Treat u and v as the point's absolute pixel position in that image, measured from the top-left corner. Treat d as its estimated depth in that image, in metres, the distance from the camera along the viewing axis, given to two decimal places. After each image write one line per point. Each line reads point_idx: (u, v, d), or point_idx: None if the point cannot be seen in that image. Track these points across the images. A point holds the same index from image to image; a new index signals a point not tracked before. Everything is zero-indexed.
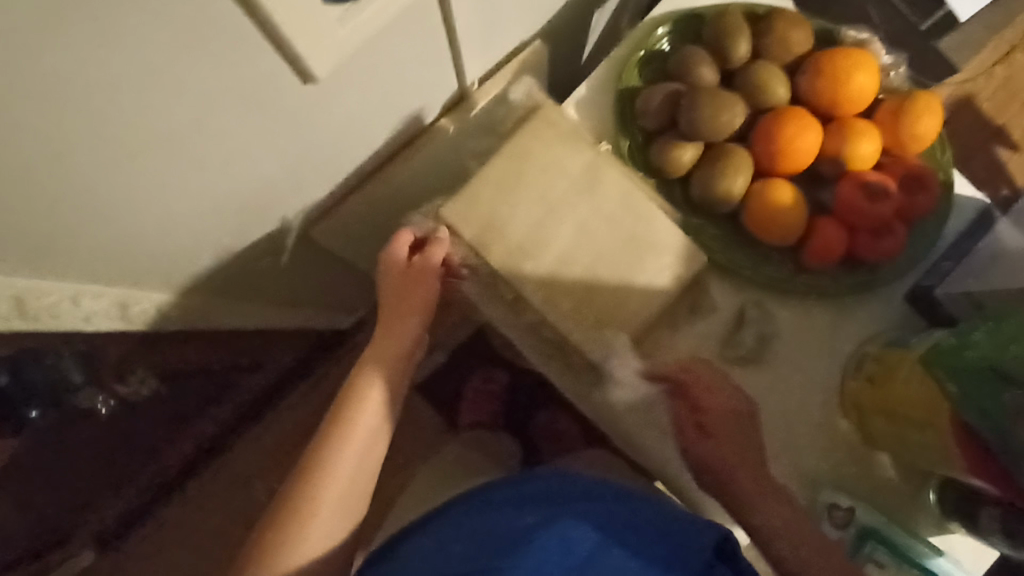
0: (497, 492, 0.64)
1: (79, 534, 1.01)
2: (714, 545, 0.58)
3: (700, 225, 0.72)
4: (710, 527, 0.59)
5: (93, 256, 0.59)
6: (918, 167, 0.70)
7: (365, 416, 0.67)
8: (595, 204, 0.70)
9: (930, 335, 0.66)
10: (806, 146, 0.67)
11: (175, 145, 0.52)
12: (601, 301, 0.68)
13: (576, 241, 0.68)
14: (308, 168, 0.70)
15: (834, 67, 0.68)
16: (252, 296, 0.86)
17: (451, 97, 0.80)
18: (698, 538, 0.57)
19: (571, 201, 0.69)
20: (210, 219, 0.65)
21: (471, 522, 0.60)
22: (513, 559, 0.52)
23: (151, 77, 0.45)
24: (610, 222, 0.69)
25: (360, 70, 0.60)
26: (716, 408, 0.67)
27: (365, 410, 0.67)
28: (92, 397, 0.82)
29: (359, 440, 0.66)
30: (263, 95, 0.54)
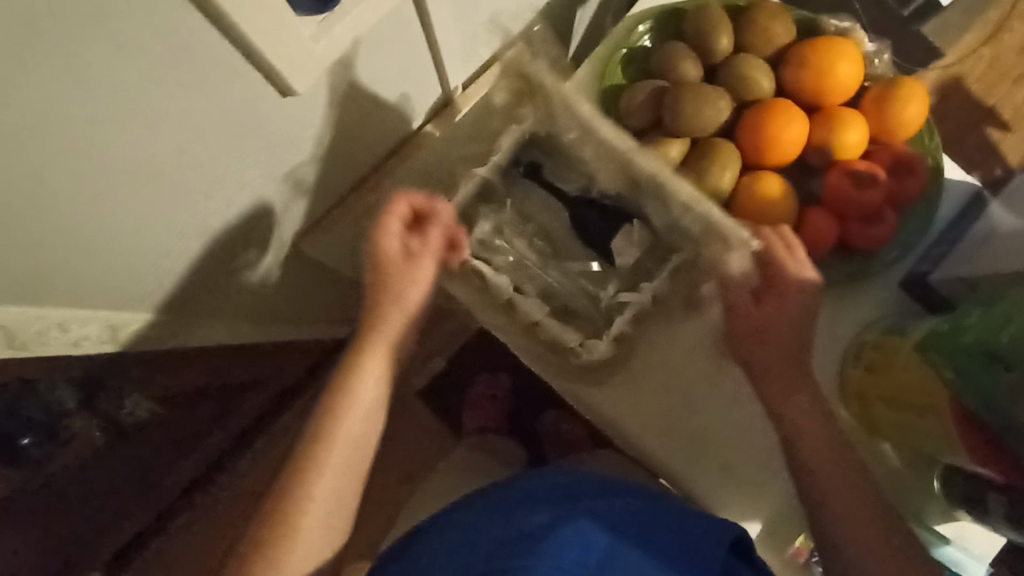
0: (500, 492, 0.60)
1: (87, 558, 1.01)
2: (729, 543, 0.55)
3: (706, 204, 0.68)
4: (725, 527, 0.56)
5: (78, 286, 0.58)
6: (906, 153, 0.70)
7: (345, 429, 0.56)
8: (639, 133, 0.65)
9: (924, 321, 0.66)
10: (792, 137, 0.67)
11: (158, 175, 0.53)
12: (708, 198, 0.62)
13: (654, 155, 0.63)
14: (293, 181, 0.70)
15: (817, 58, 0.68)
16: (250, 313, 0.86)
17: (435, 104, 0.79)
18: (711, 536, 0.55)
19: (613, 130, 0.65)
20: (198, 243, 0.65)
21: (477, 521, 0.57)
22: (531, 557, 0.48)
23: (128, 109, 0.45)
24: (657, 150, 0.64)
25: (335, 85, 0.60)
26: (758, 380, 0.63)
27: (347, 421, 0.57)
28: (86, 421, 0.83)
29: (337, 462, 0.55)
30: (244, 117, 0.54)
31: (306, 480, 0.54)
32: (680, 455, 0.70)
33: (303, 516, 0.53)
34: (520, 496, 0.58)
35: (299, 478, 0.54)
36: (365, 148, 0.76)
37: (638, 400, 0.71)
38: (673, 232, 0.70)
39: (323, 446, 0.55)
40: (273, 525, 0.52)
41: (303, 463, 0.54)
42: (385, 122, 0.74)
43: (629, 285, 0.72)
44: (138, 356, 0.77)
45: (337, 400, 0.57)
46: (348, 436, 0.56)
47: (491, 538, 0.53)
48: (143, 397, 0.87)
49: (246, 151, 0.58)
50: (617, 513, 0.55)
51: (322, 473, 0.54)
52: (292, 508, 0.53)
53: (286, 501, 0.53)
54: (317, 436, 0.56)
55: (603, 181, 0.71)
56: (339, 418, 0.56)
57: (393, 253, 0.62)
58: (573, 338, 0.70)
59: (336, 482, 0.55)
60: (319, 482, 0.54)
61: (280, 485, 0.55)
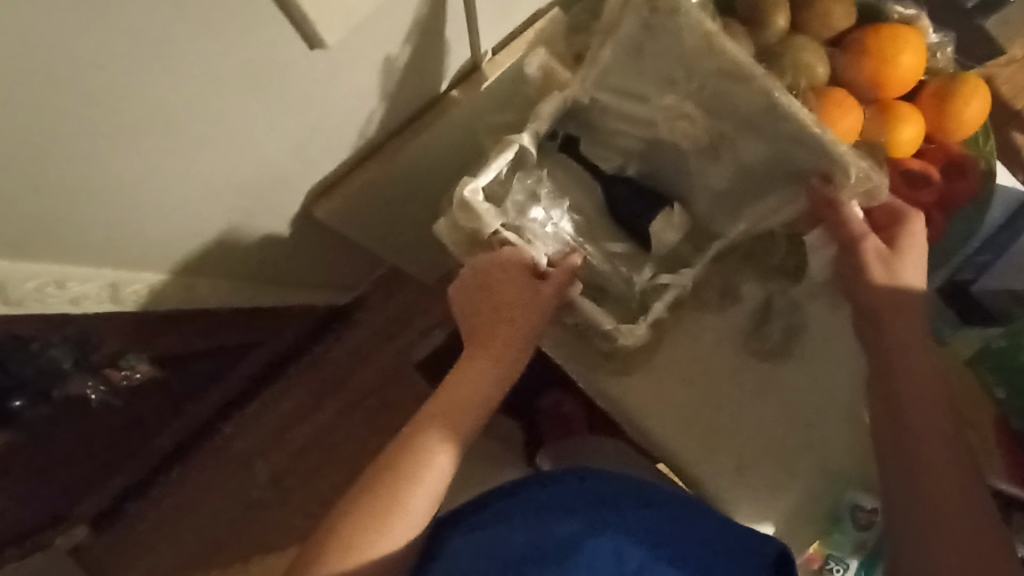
0: (510, 496, 0.58)
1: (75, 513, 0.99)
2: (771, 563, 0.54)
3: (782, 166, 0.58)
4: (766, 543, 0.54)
5: (71, 237, 0.54)
6: (960, 154, 0.67)
7: (434, 469, 0.56)
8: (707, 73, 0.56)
9: (969, 333, 0.63)
10: (848, 129, 0.62)
11: (172, 121, 0.50)
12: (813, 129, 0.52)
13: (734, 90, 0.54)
14: (312, 138, 0.65)
15: (880, 48, 0.63)
16: (252, 272, 0.81)
17: (463, 67, 0.75)
18: (754, 556, 0.54)
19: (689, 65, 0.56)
20: (204, 196, 0.61)
21: (488, 534, 0.55)
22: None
23: (140, 39, 0.42)
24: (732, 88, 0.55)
25: (362, 38, 0.57)
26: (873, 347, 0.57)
27: (437, 461, 0.56)
28: (83, 385, 0.74)
29: (420, 498, 0.55)
30: (267, 66, 0.52)
31: (389, 510, 0.54)
32: (694, 448, 0.65)
33: (378, 546, 0.53)
34: (532, 503, 0.57)
35: (384, 504, 0.54)
36: (387, 107, 0.71)
37: (665, 395, 0.66)
38: (715, 216, 0.66)
39: (411, 481, 0.55)
40: (349, 547, 0.52)
41: (389, 488, 0.55)
42: (410, 80, 0.69)
43: (667, 270, 0.66)
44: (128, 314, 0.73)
45: (429, 436, 0.57)
46: (435, 477, 0.56)
47: (512, 553, 0.53)
48: (142, 359, 0.81)
49: (263, 104, 0.56)
50: (623, 509, 0.55)
51: (406, 508, 0.54)
52: (374, 532, 0.53)
53: (365, 522, 0.53)
54: (404, 465, 0.56)
55: (680, 129, 0.60)
56: (430, 458, 0.56)
57: (502, 305, 0.60)
58: (607, 321, 0.62)
59: (414, 521, 0.54)
60: (400, 513, 0.54)
61: (359, 501, 0.55)
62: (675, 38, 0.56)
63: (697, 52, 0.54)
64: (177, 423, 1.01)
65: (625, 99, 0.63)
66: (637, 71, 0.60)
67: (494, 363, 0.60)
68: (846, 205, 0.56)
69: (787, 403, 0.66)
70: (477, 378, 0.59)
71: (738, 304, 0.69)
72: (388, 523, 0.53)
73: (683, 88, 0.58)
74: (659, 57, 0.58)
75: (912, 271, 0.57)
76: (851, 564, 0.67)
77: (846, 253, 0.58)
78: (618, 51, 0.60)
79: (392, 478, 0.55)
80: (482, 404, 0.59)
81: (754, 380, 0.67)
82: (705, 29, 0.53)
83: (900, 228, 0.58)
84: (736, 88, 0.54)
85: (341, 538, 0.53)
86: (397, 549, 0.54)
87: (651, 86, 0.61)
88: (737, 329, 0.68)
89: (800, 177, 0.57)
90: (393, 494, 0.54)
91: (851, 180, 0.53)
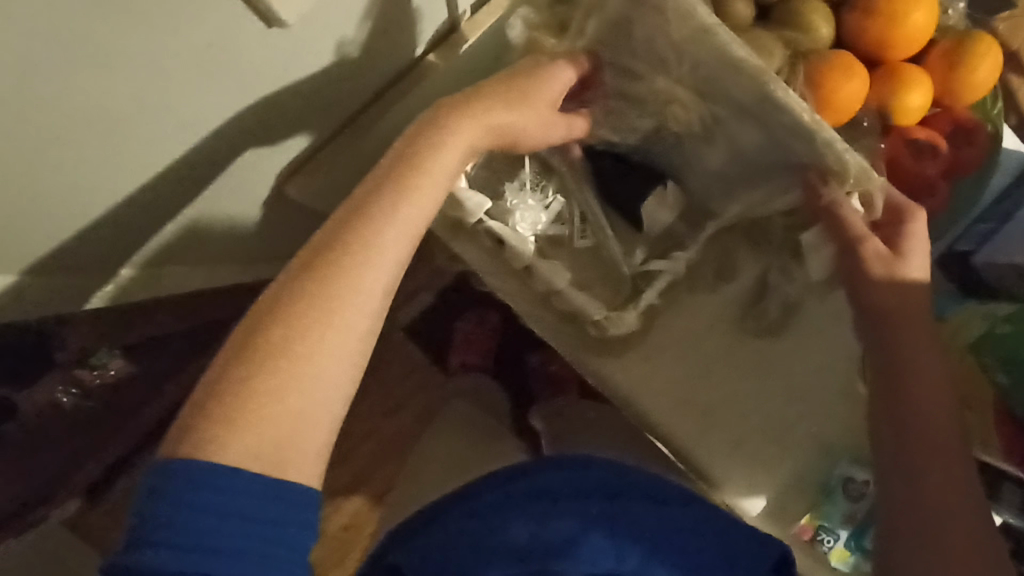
0: (505, 487, 0.56)
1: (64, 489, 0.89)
2: (771, 563, 0.54)
3: (771, 163, 0.54)
4: (769, 543, 0.55)
5: (16, 225, 0.53)
6: (969, 119, 0.64)
7: (348, 309, 0.43)
8: (694, 59, 0.51)
9: (971, 307, 0.60)
10: (851, 96, 0.57)
11: (112, 115, 0.46)
12: (805, 128, 0.47)
13: (724, 75, 0.49)
14: (275, 114, 0.60)
15: (891, 3, 0.57)
16: (211, 249, 0.75)
17: (440, 28, 0.70)
18: (755, 556, 0.54)
19: (686, 48, 0.50)
20: (161, 185, 0.57)
21: (482, 524, 0.53)
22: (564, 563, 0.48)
23: (67, 37, 0.38)
24: (718, 81, 0.50)
25: (323, 9, 0.52)
26: (877, 343, 0.52)
27: (361, 282, 0.43)
28: (52, 386, 0.80)
29: (342, 340, 0.42)
30: (219, 58, 0.47)
31: (286, 360, 0.41)
32: (690, 428, 0.63)
33: (287, 378, 0.40)
34: (529, 494, 0.55)
35: (280, 352, 0.41)
36: (356, 78, 0.66)
37: (657, 378, 0.64)
38: (712, 195, 0.62)
39: (339, 287, 0.43)
40: (231, 412, 0.39)
41: (286, 334, 0.41)
42: (381, 44, 0.64)
43: (661, 252, 0.65)
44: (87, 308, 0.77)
45: (346, 257, 0.44)
46: (357, 311, 0.43)
47: (510, 544, 0.51)
48: (113, 351, 0.84)
49: (218, 93, 0.51)
50: (617, 504, 0.54)
51: (314, 356, 0.41)
52: (262, 389, 0.40)
53: (256, 374, 0.40)
54: (302, 300, 0.42)
55: (672, 113, 0.57)
56: (346, 287, 0.43)
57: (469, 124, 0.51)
58: (596, 310, 0.62)
59: (328, 378, 0.41)
60: (307, 361, 0.41)
61: (241, 352, 0.41)
62: (664, 20, 0.50)
63: (686, 39, 0.49)
64: (153, 406, 0.91)
65: (613, 73, 0.58)
66: (625, 47, 0.55)
67: (433, 177, 0.48)
68: (845, 203, 0.52)
69: (784, 381, 0.63)
70: (402, 197, 0.47)
71: (733, 279, 0.66)
72: (305, 326, 0.41)
73: (675, 72, 0.54)
74: (647, 34, 0.53)
75: (918, 265, 0.52)
76: (843, 535, 0.61)
77: (844, 257, 0.54)
78: (605, 25, 0.55)
79: (297, 311, 0.42)
80: (416, 220, 0.47)
81: (749, 359, 0.64)
82: (699, 18, 0.47)
83: (901, 226, 0.53)
84: (730, 77, 0.49)
85: (222, 400, 0.39)
86: (306, 418, 0.41)
87: (642, 65, 0.56)
88: (731, 307, 0.65)
89: (797, 169, 0.52)
90: (309, 306, 0.42)
91: (846, 185, 0.50)
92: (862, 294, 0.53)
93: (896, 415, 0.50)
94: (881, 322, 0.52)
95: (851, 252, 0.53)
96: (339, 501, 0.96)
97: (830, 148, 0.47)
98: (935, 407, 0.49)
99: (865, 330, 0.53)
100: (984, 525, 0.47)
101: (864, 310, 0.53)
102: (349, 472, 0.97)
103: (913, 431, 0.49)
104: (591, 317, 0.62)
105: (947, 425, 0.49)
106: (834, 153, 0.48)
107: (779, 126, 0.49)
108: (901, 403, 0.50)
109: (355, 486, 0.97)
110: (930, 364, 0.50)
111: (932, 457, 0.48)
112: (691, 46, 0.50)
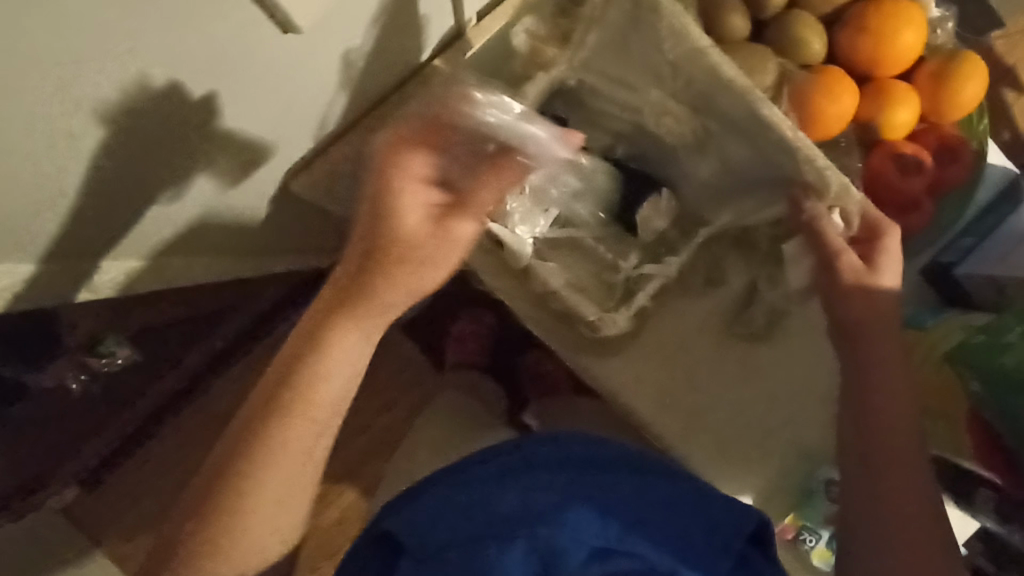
0: (491, 461, 0.58)
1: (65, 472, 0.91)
2: (749, 535, 0.56)
3: (758, 176, 0.57)
4: (748, 515, 0.57)
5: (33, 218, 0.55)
6: (953, 136, 0.66)
7: (289, 463, 0.50)
8: (686, 73, 0.53)
9: (949, 319, 0.63)
10: (841, 112, 0.60)
11: (127, 106, 0.48)
12: (785, 140, 0.50)
13: (714, 89, 0.52)
14: (282, 112, 0.62)
15: (879, 24, 0.59)
16: (218, 243, 0.77)
17: (447, 34, 0.71)
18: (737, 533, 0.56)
19: (681, 65, 0.53)
20: (175, 177, 0.60)
21: (469, 501, 0.53)
22: (552, 530, 0.48)
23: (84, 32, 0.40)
24: (709, 96, 0.53)
25: (333, 15, 0.55)
26: (856, 351, 0.54)
27: (292, 442, 0.50)
28: (62, 370, 0.83)
29: (294, 482, 0.51)
30: (230, 56, 0.50)
31: (243, 510, 0.50)
32: (676, 425, 0.65)
33: (252, 522, 0.50)
34: (507, 471, 0.56)
35: (235, 504, 0.49)
36: (361, 83, 0.68)
37: (645, 379, 0.66)
38: (703, 203, 0.65)
39: (271, 452, 0.50)
40: (206, 553, 0.49)
41: (238, 490, 0.49)
42: (394, 47, 0.66)
43: (653, 258, 0.67)
44: (94, 300, 0.76)
45: (275, 426, 0.50)
46: (297, 462, 0.51)
47: (499, 514, 0.51)
48: (120, 340, 0.85)
49: (224, 88, 0.53)
50: (595, 476, 0.55)
51: (265, 499, 0.50)
52: (230, 538, 0.50)
53: (220, 529, 0.49)
54: (244, 467, 0.49)
55: (665, 124, 0.60)
56: (283, 449, 0.50)
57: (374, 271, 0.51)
58: (590, 311, 0.63)
59: (288, 508, 0.52)
60: (268, 505, 0.50)
61: (204, 508, 0.50)
62: (659, 38, 0.53)
63: (679, 56, 0.52)
64: (151, 394, 0.92)
65: (613, 85, 0.61)
66: (622, 59, 0.58)
67: (353, 340, 0.51)
68: (825, 216, 0.54)
69: (769, 385, 0.65)
70: (321, 355, 0.51)
71: (723, 286, 0.68)
72: (255, 484, 0.49)
73: (669, 85, 0.56)
74: (644, 50, 0.55)
75: (892, 277, 0.54)
76: (823, 535, 0.66)
77: (824, 270, 0.55)
78: (603, 39, 0.57)
79: (247, 473, 0.49)
80: (348, 376, 0.52)
81: (737, 361, 0.66)
82: (692, 38, 0.50)
83: (879, 243, 0.55)
84: (721, 93, 0.52)
85: (191, 549, 0.49)
86: (273, 535, 0.52)
87: (638, 77, 0.58)
88: (720, 313, 0.67)
89: (784, 184, 0.56)
90: (254, 469, 0.49)
91: (827, 199, 0.53)
92: (846, 306, 0.54)
93: (866, 417, 0.52)
94: (858, 332, 0.54)
95: (835, 264, 0.54)
96: (333, 493, 0.99)
97: (807, 163, 0.50)
98: (901, 411, 0.52)
99: (841, 345, 0.55)
100: (941, 521, 0.49)
101: (839, 323, 0.55)
102: (345, 464, 1.00)
103: (879, 433, 0.51)
104: (581, 320, 0.64)
105: (912, 427, 0.52)
106: (814, 167, 0.51)
107: (764, 141, 0.52)
108: (872, 410, 0.52)
109: (347, 478, 0.99)
110: (899, 370, 0.53)
111: (897, 459, 0.51)
112: (685, 62, 0.52)
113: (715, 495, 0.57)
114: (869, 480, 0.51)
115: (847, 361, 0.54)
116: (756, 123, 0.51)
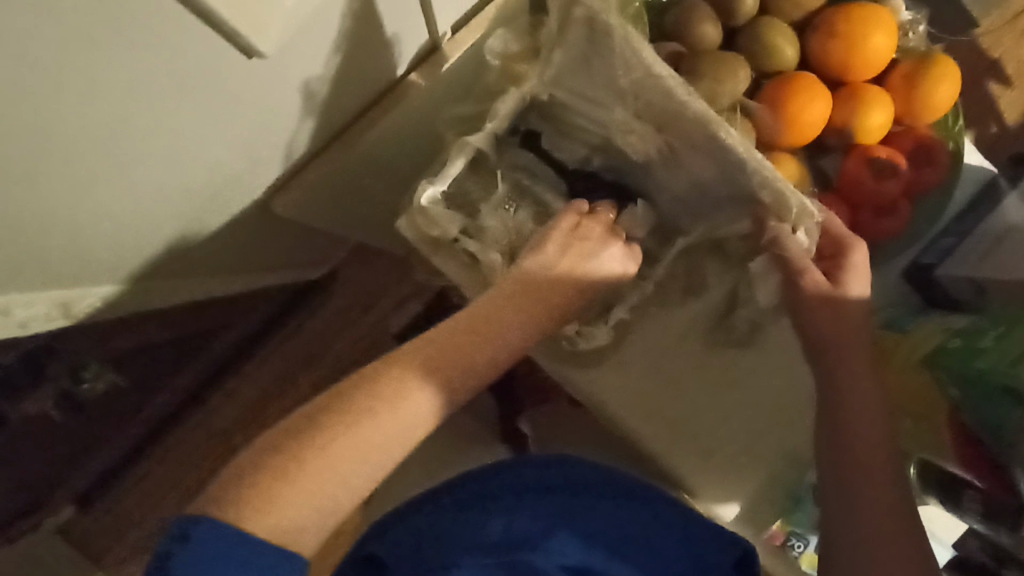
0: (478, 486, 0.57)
1: (58, 495, 0.92)
2: (733, 562, 0.55)
3: (724, 193, 0.56)
4: (731, 545, 0.55)
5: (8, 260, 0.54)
6: (929, 138, 0.66)
7: (374, 447, 0.49)
8: (646, 94, 0.52)
9: (928, 321, 0.63)
10: (813, 119, 0.60)
11: (98, 153, 0.48)
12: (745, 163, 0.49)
13: (672, 110, 0.51)
14: (257, 138, 0.62)
15: (849, 28, 0.60)
16: (202, 267, 0.77)
17: (422, 49, 0.71)
18: (717, 556, 0.55)
19: (639, 86, 0.52)
20: (151, 214, 0.61)
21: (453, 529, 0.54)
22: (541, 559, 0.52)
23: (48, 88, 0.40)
24: (671, 117, 0.52)
25: (299, 42, 0.54)
26: (830, 364, 0.54)
27: (391, 429, 0.50)
28: (44, 400, 0.82)
29: (363, 468, 0.48)
30: (196, 91, 0.50)
31: (315, 467, 0.46)
32: (663, 436, 0.64)
33: (313, 484, 0.46)
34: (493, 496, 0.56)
35: (307, 458, 0.47)
36: (336, 101, 0.67)
37: (632, 392, 0.65)
38: (680, 214, 0.64)
39: (366, 425, 0.49)
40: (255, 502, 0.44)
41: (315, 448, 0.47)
42: (367, 66, 0.66)
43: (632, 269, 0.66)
44: (76, 325, 0.74)
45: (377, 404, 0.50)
46: (380, 450, 0.49)
47: (485, 542, 0.53)
48: (104, 367, 0.84)
49: (194, 123, 0.53)
50: (581, 504, 0.56)
51: (335, 469, 0.47)
52: (286, 488, 0.45)
53: (281, 479, 0.45)
54: (334, 428, 0.48)
55: (631, 144, 0.58)
56: (375, 422, 0.49)
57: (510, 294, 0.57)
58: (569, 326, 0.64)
59: (344, 492, 0.48)
60: (332, 473, 0.47)
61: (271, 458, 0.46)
62: (615, 60, 0.52)
63: (638, 78, 0.52)
64: (146, 413, 0.94)
65: (582, 101, 0.60)
66: (587, 77, 0.57)
67: (471, 347, 0.54)
68: (789, 237, 0.53)
69: (752, 393, 0.65)
70: (441, 354, 0.53)
71: (705, 292, 0.66)
72: (336, 446, 0.47)
73: (631, 105, 0.56)
74: (603, 68, 0.55)
75: (857, 288, 0.55)
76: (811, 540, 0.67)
77: (791, 284, 0.55)
78: (568, 57, 0.57)
79: (333, 433, 0.48)
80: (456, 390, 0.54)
81: (720, 370, 0.66)
82: (646, 63, 0.49)
83: (844, 257, 0.55)
84: (680, 115, 0.51)
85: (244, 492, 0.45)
86: (316, 517, 0.46)
87: (603, 95, 0.58)
88: (702, 320, 0.67)
89: (746, 202, 0.55)
90: (344, 433, 0.48)
91: (790, 220, 0.52)
92: (818, 318, 0.54)
93: (843, 431, 0.52)
94: (835, 343, 0.54)
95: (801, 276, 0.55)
96: None
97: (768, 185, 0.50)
98: (877, 422, 0.52)
99: (817, 360, 0.55)
100: (920, 532, 0.49)
101: (813, 336, 0.55)
102: None
103: (855, 450, 0.51)
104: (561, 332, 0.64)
105: (887, 438, 0.52)
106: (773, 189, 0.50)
107: (724, 161, 0.51)
108: (847, 422, 0.52)
109: None
110: (871, 381, 0.53)
111: (874, 472, 0.51)
112: (644, 84, 0.51)
113: (694, 522, 0.56)
114: (852, 496, 0.50)
115: (822, 374, 0.54)
116: (714, 146, 0.50)
